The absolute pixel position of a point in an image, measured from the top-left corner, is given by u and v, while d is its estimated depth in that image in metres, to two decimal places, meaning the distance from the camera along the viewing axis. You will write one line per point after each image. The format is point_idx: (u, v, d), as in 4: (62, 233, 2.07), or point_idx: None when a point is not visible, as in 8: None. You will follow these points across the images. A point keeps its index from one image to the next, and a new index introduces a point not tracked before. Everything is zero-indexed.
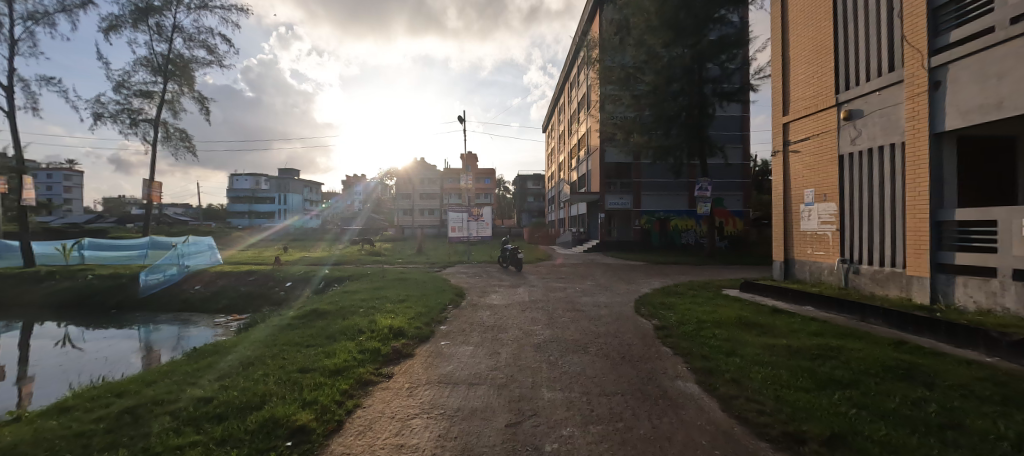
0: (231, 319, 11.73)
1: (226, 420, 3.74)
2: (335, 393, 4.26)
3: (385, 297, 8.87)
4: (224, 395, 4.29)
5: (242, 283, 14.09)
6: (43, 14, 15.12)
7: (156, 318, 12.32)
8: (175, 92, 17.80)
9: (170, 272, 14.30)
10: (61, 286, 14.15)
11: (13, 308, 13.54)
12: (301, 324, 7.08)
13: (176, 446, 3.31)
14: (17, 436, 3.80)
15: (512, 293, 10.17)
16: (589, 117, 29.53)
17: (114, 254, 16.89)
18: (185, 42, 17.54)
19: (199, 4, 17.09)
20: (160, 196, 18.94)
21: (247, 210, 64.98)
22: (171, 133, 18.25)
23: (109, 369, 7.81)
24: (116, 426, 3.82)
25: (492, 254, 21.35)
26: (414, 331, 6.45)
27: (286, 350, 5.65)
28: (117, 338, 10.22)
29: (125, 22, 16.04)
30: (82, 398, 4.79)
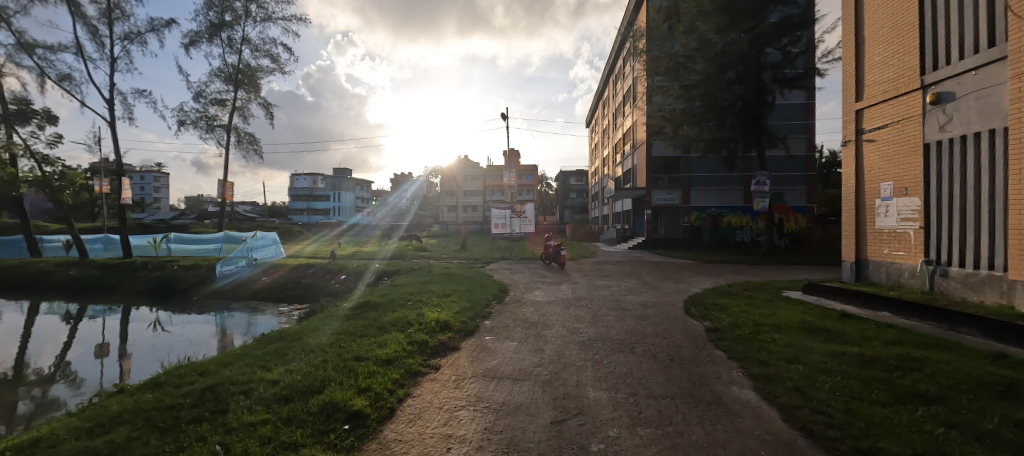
0: (293, 308, 12.63)
1: (292, 402, 4.02)
2: (387, 381, 4.44)
3: (432, 291, 9.13)
4: (289, 378, 4.61)
5: (302, 275, 15.06)
6: (137, 34, 16.89)
7: (229, 306, 13.52)
8: (245, 99, 19.26)
9: (240, 264, 15.67)
10: (151, 275, 15.84)
11: (116, 294, 15.34)
12: (354, 315, 7.44)
13: (246, 425, 3.60)
14: (121, 405, 4.32)
15: (556, 290, 10.10)
16: (635, 109, 28.65)
17: (195, 247, 18.78)
18: (252, 52, 18.91)
19: (264, 16, 18.34)
20: (232, 195, 20.66)
21: (307, 208, 69.39)
22: (242, 137, 19.81)
23: (192, 350, 8.69)
24: (199, 401, 4.23)
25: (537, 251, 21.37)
26: (459, 325, 6.58)
27: (343, 339, 5.97)
28: (198, 323, 11.34)
29: (203, 37, 17.57)
30: (170, 375, 5.33)
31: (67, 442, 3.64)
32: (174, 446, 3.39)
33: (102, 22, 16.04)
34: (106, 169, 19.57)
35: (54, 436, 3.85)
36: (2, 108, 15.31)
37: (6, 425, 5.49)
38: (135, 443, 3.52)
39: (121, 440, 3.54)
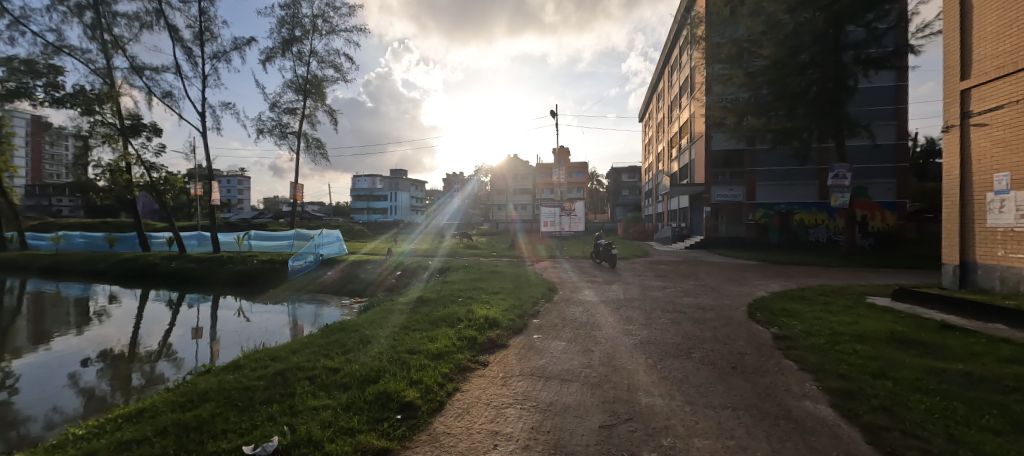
0: (353, 301, 13.39)
1: (350, 390, 4.22)
2: (438, 375, 4.53)
3: (482, 288, 9.24)
4: (348, 367, 4.85)
5: (362, 270, 15.90)
6: (223, 53, 18.65)
7: (299, 297, 14.60)
8: (313, 107, 20.66)
9: (309, 259, 16.81)
10: (233, 268, 17.51)
11: (206, 285, 17.10)
12: (408, 309, 7.70)
13: (310, 409, 3.84)
14: (207, 384, 4.78)
15: (607, 290, 9.82)
16: (693, 102, 27.21)
17: (271, 244, 20.61)
18: (319, 63, 20.23)
19: (329, 29, 19.55)
20: (302, 195, 22.28)
21: (366, 207, 73.32)
22: (311, 142, 21.29)
23: (268, 336, 9.51)
24: (270, 384, 4.57)
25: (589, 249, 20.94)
26: (508, 322, 6.58)
27: (397, 332, 6.18)
28: (273, 312, 12.38)
29: (277, 52, 19.06)
30: (248, 358, 5.83)
31: (165, 414, 4.11)
32: (249, 424, 3.70)
33: (195, 44, 17.88)
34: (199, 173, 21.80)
35: (154, 408, 4.36)
36: (121, 123, 17.48)
37: (124, 395, 6.32)
38: (218, 418, 3.89)
39: (207, 416, 3.94)
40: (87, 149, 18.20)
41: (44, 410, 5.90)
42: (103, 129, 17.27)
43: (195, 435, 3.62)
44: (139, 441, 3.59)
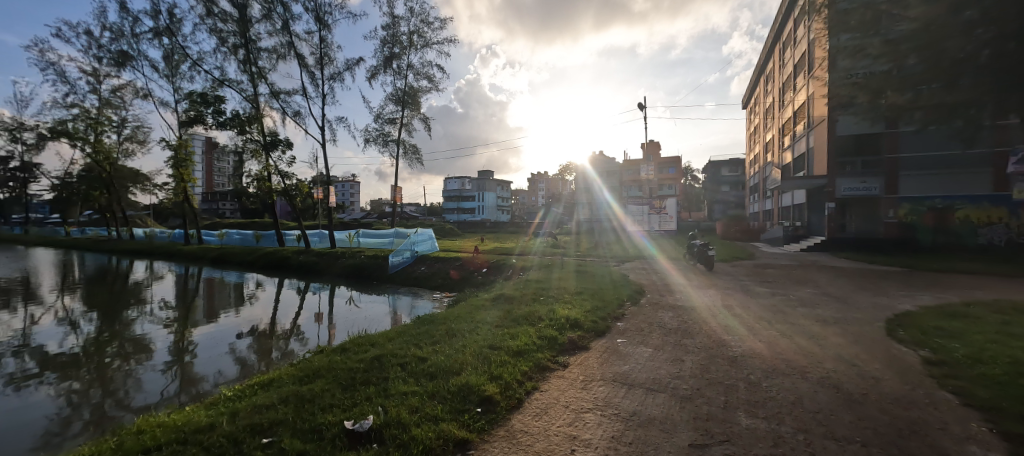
0: (443, 295, 14.13)
1: (435, 379, 4.38)
2: (518, 372, 4.49)
3: (565, 288, 9.08)
4: (434, 357, 5.06)
5: (451, 267, 16.69)
6: (338, 74, 20.96)
7: (397, 290, 15.84)
8: (410, 116, 22.26)
9: (406, 255, 18.13)
10: (344, 261, 19.64)
11: (325, 275, 19.43)
12: (491, 305, 7.83)
13: (400, 393, 4.07)
14: (319, 363, 5.36)
15: (703, 295, 8.98)
16: (812, 83, 23.77)
17: (375, 241, 22.72)
18: (415, 75, 21.72)
19: (424, 43, 20.84)
20: (401, 197, 24.21)
21: (457, 207, 77.33)
22: (409, 149, 23.00)
23: (372, 324, 10.47)
24: (368, 367, 4.97)
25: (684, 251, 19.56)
26: (590, 324, 6.33)
27: (480, 327, 6.31)
28: (376, 302, 13.61)
29: (380, 69, 20.88)
30: (354, 342, 6.44)
31: (286, 385, 4.71)
32: (349, 402, 4.05)
33: (316, 67, 20.36)
34: (319, 178, 24.79)
35: (279, 379, 5.01)
36: (265, 139, 20.61)
37: (267, 365, 7.46)
38: (326, 393, 4.33)
39: (318, 390, 4.42)
40: (242, 162, 21.92)
41: (213, 372, 7.23)
42: (251, 145, 20.56)
43: (308, 406, 4.08)
44: (266, 407, 4.14)
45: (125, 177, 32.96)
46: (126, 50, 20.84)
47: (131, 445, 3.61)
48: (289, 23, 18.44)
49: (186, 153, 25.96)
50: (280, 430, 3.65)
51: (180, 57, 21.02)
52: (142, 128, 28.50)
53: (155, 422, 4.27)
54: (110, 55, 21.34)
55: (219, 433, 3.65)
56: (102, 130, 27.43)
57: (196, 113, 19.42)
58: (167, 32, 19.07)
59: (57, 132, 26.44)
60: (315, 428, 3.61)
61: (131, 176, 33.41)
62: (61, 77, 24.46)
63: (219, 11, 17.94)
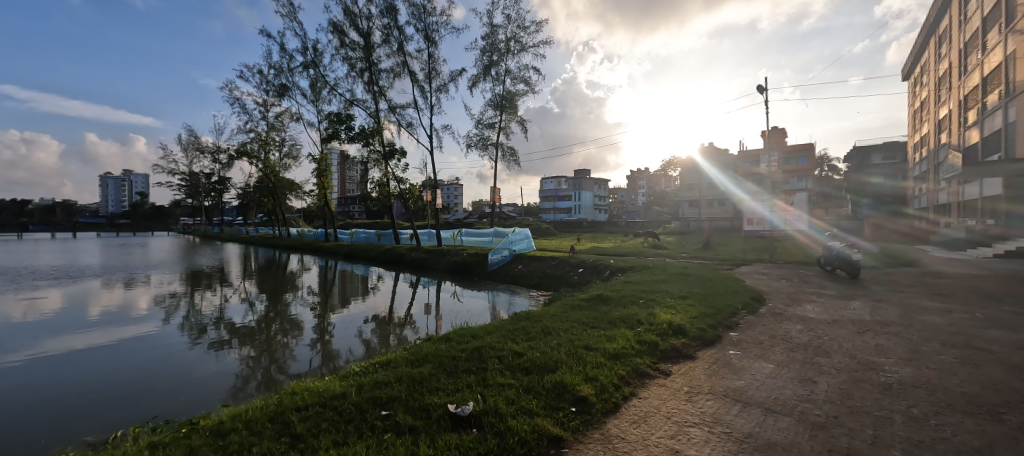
0: (539, 294, 14.22)
1: (531, 374, 4.41)
2: (614, 376, 4.28)
3: (668, 291, 8.45)
4: (530, 353, 5.10)
5: (547, 266, 16.73)
6: (443, 85, 22.49)
7: (496, 287, 16.43)
8: (507, 119, 22.95)
9: (504, 254, 18.76)
10: (448, 258, 21.03)
11: (433, 271, 21.02)
12: (587, 306, 7.64)
13: (498, 385, 4.22)
14: (426, 350, 5.80)
15: (843, 307, 7.57)
16: (1013, 39, 18.65)
17: (475, 239, 23.92)
18: (512, 80, 22.29)
19: (521, 48, 21.27)
20: (499, 197, 25.09)
21: (553, 207, 77.53)
22: (507, 151, 23.74)
23: (473, 317, 11.01)
24: (469, 357, 5.22)
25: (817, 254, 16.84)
26: (697, 331, 5.77)
27: (575, 327, 6.17)
28: (476, 297, 14.30)
29: (480, 77, 21.89)
30: (457, 332, 6.82)
31: (401, 366, 5.21)
32: (452, 387, 4.31)
33: (425, 81, 22.14)
34: (427, 182, 26.93)
35: (395, 360, 5.56)
36: (384, 149, 23.07)
37: (387, 348, 8.33)
38: (433, 377, 4.67)
39: (426, 373, 4.78)
40: (367, 170, 24.89)
41: (345, 350, 8.33)
42: (374, 155, 23.25)
43: (418, 386, 4.46)
44: (385, 383, 4.63)
45: (282, 186, 39.83)
46: (285, 83, 25.11)
47: (287, 403, 4.35)
48: (403, 44, 20.36)
49: (326, 165, 30.33)
50: (395, 405, 4.07)
51: (321, 84, 24.65)
52: (296, 146, 34.08)
53: (303, 386, 5.08)
54: (274, 87, 25.95)
55: (349, 401, 4.20)
56: (270, 150, 33.55)
57: (333, 130, 22.59)
58: (311, 64, 22.55)
59: (239, 152, 33.07)
60: (424, 408, 3.95)
61: (287, 185, 40.23)
62: (242, 108, 30.45)
63: (349, 41, 20.57)
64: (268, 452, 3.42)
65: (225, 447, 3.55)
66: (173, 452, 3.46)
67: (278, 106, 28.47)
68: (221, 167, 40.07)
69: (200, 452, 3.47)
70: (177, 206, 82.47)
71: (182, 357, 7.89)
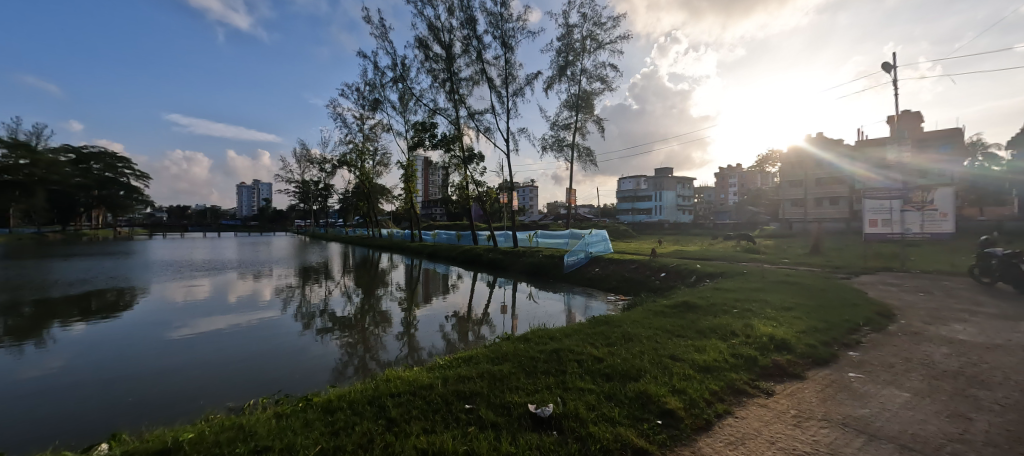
0: (618, 298, 13.66)
1: (612, 381, 4.23)
2: (705, 390, 3.93)
3: (767, 301, 7.57)
4: (611, 359, 4.89)
5: (626, 269, 16.04)
6: (519, 89, 22.81)
7: (572, 289, 16.16)
8: (583, 119, 22.54)
9: (581, 256, 18.38)
10: (524, 259, 21.20)
11: (509, 271, 21.36)
12: (673, 313, 7.13)
13: (577, 389, 4.13)
14: (506, 349, 5.89)
15: (1006, 329, 6.14)
16: None
17: (551, 241, 23.83)
18: (588, 79, 21.85)
19: (597, 45, 20.77)
20: (575, 198, 24.70)
21: (632, 208, 74.43)
22: (582, 152, 23.36)
23: (549, 319, 10.94)
24: (548, 359, 5.18)
25: (964, 262, 13.95)
26: (806, 349, 5.07)
27: (659, 334, 5.80)
28: (552, 299, 14.20)
29: (555, 79, 21.82)
30: (535, 333, 6.81)
31: (482, 362, 5.36)
32: (531, 388, 4.33)
33: (502, 86, 22.63)
34: (504, 185, 27.46)
35: (476, 356, 5.73)
36: (463, 154, 24.02)
37: (467, 344, 8.62)
38: (513, 376, 4.74)
39: (506, 372, 4.86)
40: (448, 175, 26.14)
41: (428, 344, 8.80)
42: (454, 160, 24.34)
43: (499, 384, 4.56)
44: (467, 378, 4.80)
45: (375, 191, 43.51)
46: (378, 98, 27.36)
47: (383, 389, 4.75)
48: (482, 52, 21.02)
49: (412, 171, 32.46)
50: (477, 400, 4.21)
51: (408, 96, 26.44)
52: (387, 155, 36.97)
53: (395, 375, 5.49)
54: (368, 102, 28.45)
55: (436, 392, 4.44)
56: (365, 159, 36.84)
57: (418, 139, 24.10)
58: (399, 78, 24.31)
59: (340, 161, 36.82)
60: (504, 405, 4.02)
61: (379, 191, 43.83)
62: (343, 122, 33.87)
63: (432, 54, 21.77)
64: (367, 431, 3.76)
65: (333, 423, 3.99)
66: (295, 424, 3.96)
67: (372, 119, 31.14)
68: (325, 175, 45.01)
69: (315, 425, 3.94)
70: (291, 210, 94.54)
71: (295, 340, 8.99)
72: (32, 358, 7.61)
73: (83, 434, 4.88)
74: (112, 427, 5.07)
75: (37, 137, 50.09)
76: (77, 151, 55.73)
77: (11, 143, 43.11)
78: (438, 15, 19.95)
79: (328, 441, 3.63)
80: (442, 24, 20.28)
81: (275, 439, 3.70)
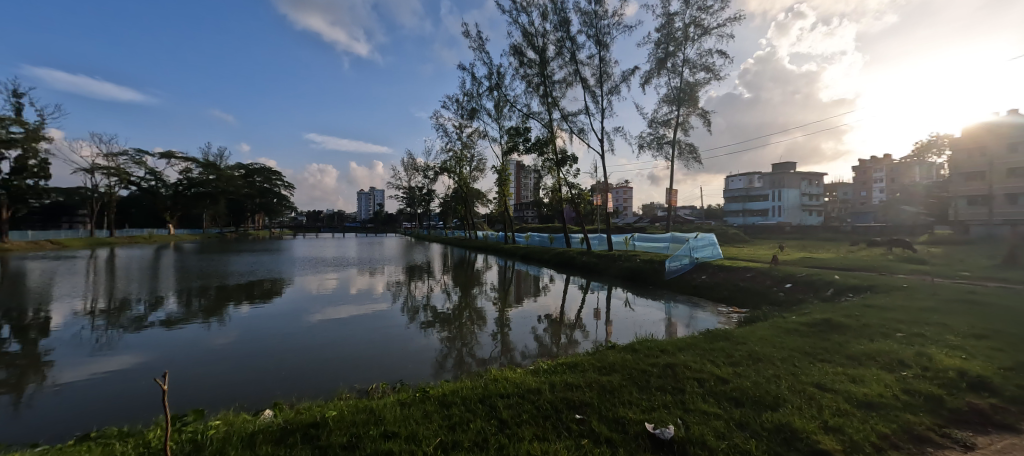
0: (731, 310, 12.29)
1: (743, 407, 3.77)
2: (868, 431, 3.28)
3: (945, 326, 6.10)
4: (738, 381, 4.37)
5: (741, 278, 14.38)
6: (614, 86, 21.96)
7: (676, 297, 15.00)
8: (686, 114, 20.90)
9: (684, 261, 17.04)
10: (621, 264, 20.33)
11: (604, 276, 20.62)
12: (810, 332, 6.14)
13: (701, 412, 3.76)
14: (613, 358, 5.62)
15: None
16: None
17: (651, 245, 22.49)
18: (692, 69, 20.19)
19: (702, 32, 19.10)
20: (677, 199, 22.99)
21: (743, 209, 66.99)
22: (685, 149, 21.66)
23: (651, 329, 10.26)
24: (663, 374, 4.81)
25: None
26: (1017, 391, 3.94)
27: (795, 357, 5.03)
28: (653, 307, 13.33)
29: (654, 73, 20.59)
30: (640, 345, 6.40)
31: (589, 371, 5.19)
32: (646, 404, 4.05)
33: (596, 85, 22.05)
34: (598, 186, 26.72)
35: (581, 364, 5.57)
36: (557, 157, 23.94)
37: (560, 348, 8.47)
38: (624, 389, 4.49)
39: (617, 384, 4.63)
40: (541, 177, 26.29)
41: (525, 345, 8.85)
42: (548, 163, 24.40)
43: (609, 396, 4.35)
44: (575, 386, 4.68)
45: (472, 195, 45.72)
46: (475, 106, 28.71)
47: (492, 388, 4.87)
48: (575, 52, 20.76)
49: (506, 174, 33.36)
50: (588, 411, 4.06)
51: (503, 103, 27.26)
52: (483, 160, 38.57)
53: (500, 375, 5.60)
54: (467, 111, 30.01)
55: (544, 398, 4.40)
56: (464, 165, 38.95)
57: (512, 143, 24.67)
58: (494, 86, 25.18)
59: (441, 168, 39.46)
60: (618, 420, 3.82)
61: (475, 194, 45.92)
62: (444, 132, 36.26)
63: (527, 60, 22.13)
64: (481, 431, 3.86)
65: (449, 417, 4.19)
66: (415, 414, 4.25)
67: (469, 127, 32.78)
68: (428, 181, 48.67)
69: (433, 417, 4.18)
70: (400, 213, 104.22)
71: (405, 332, 9.76)
72: (214, 332, 9.41)
73: (252, 399, 5.86)
74: (271, 396, 6.00)
75: (218, 157, 62.97)
76: (244, 167, 68.65)
77: (203, 163, 54.87)
78: (532, 21, 20.19)
79: (447, 434, 3.82)
80: (535, 29, 20.50)
81: (401, 426, 4.00)
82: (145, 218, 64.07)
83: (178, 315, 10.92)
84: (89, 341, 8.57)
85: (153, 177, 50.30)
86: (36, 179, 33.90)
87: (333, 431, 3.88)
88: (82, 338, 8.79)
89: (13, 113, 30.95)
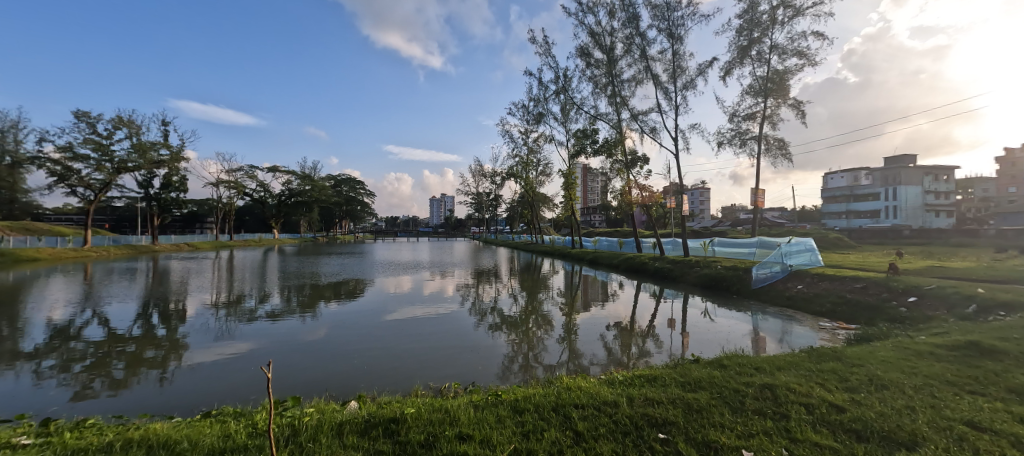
0: (837, 326, 10.72)
1: (868, 442, 3.23)
2: None
3: None
4: (859, 410, 3.73)
5: (848, 289, 12.58)
6: (688, 79, 20.50)
7: (766, 309, 13.50)
8: (774, 105, 18.96)
9: (775, 269, 15.35)
10: (699, 270, 18.82)
11: (679, 282, 19.25)
12: (950, 358, 5.09)
13: (812, 443, 3.27)
14: (701, 375, 5.11)
15: None
16: None
17: (734, 251, 20.56)
18: (780, 56, 18.30)
19: (792, 14, 17.27)
20: (763, 201, 20.89)
21: (845, 210, 59.33)
22: (772, 144, 19.66)
23: (737, 344, 9.24)
24: (761, 396, 4.26)
25: None
26: None
27: (934, 386, 4.20)
28: (738, 319, 12.11)
29: (736, 63, 18.99)
30: (729, 361, 5.80)
31: (672, 386, 4.79)
32: (743, 429, 3.62)
33: (669, 80, 20.80)
34: (673, 187, 25.19)
35: (663, 378, 5.17)
36: (626, 157, 22.98)
37: (631, 358, 8.04)
38: (714, 409, 4.07)
39: (706, 403, 4.22)
40: (609, 179, 25.42)
41: (591, 351, 8.54)
42: (617, 165, 23.57)
43: (696, 415, 3.96)
44: (657, 402, 4.34)
45: (538, 200, 45.63)
46: (541, 111, 28.72)
47: (563, 397, 4.72)
48: (645, 48, 19.85)
49: (573, 178, 32.82)
50: (673, 431, 3.72)
51: (570, 106, 26.89)
52: (550, 164, 38.39)
53: (574, 383, 5.41)
54: (533, 116, 30.14)
55: (623, 412, 4.14)
56: (530, 170, 39.10)
57: (579, 146, 24.19)
58: (560, 89, 24.98)
59: (508, 173, 39.98)
60: (709, 444, 3.45)
61: (542, 198, 45.87)
62: (510, 138, 36.86)
63: (594, 60, 21.64)
64: (556, 441, 3.71)
65: (523, 424, 4.11)
66: (489, 418, 4.25)
67: (536, 131, 32.75)
68: (496, 186, 49.64)
69: (507, 423, 4.12)
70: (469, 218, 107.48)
71: (473, 334, 9.94)
72: (309, 326, 10.36)
73: (340, 390, 6.30)
74: (357, 388, 6.39)
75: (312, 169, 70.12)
76: (334, 178, 75.65)
77: (301, 176, 61.54)
78: (599, 20, 19.71)
79: (522, 441, 3.73)
80: (602, 28, 20.01)
81: (474, 430, 3.99)
82: (255, 224, 73.20)
83: (280, 309, 12.26)
84: (213, 329, 9.90)
85: (262, 189, 57.46)
86: (178, 192, 40.24)
87: (411, 428, 3.98)
88: (208, 325, 10.18)
89: (162, 138, 37.09)
